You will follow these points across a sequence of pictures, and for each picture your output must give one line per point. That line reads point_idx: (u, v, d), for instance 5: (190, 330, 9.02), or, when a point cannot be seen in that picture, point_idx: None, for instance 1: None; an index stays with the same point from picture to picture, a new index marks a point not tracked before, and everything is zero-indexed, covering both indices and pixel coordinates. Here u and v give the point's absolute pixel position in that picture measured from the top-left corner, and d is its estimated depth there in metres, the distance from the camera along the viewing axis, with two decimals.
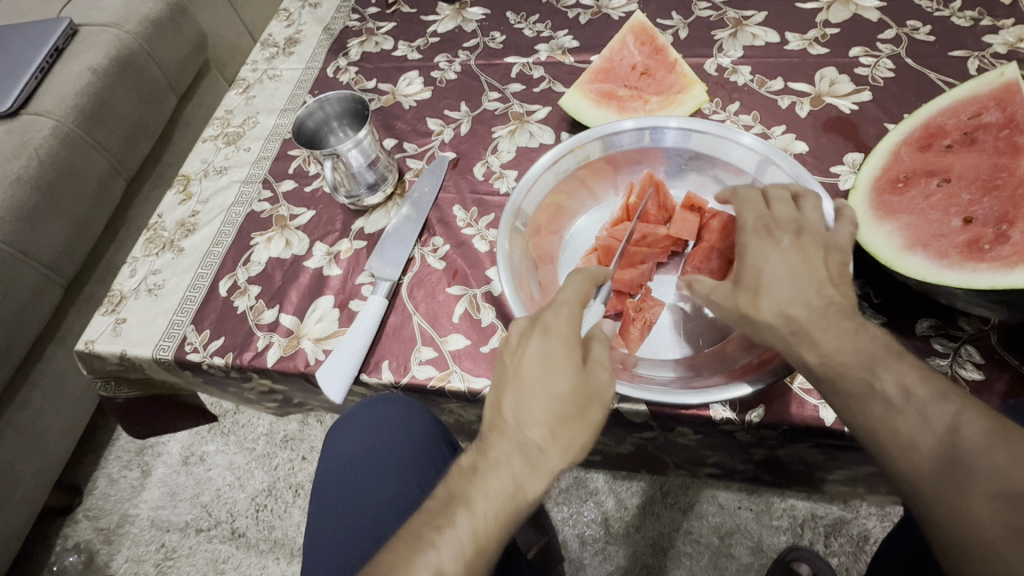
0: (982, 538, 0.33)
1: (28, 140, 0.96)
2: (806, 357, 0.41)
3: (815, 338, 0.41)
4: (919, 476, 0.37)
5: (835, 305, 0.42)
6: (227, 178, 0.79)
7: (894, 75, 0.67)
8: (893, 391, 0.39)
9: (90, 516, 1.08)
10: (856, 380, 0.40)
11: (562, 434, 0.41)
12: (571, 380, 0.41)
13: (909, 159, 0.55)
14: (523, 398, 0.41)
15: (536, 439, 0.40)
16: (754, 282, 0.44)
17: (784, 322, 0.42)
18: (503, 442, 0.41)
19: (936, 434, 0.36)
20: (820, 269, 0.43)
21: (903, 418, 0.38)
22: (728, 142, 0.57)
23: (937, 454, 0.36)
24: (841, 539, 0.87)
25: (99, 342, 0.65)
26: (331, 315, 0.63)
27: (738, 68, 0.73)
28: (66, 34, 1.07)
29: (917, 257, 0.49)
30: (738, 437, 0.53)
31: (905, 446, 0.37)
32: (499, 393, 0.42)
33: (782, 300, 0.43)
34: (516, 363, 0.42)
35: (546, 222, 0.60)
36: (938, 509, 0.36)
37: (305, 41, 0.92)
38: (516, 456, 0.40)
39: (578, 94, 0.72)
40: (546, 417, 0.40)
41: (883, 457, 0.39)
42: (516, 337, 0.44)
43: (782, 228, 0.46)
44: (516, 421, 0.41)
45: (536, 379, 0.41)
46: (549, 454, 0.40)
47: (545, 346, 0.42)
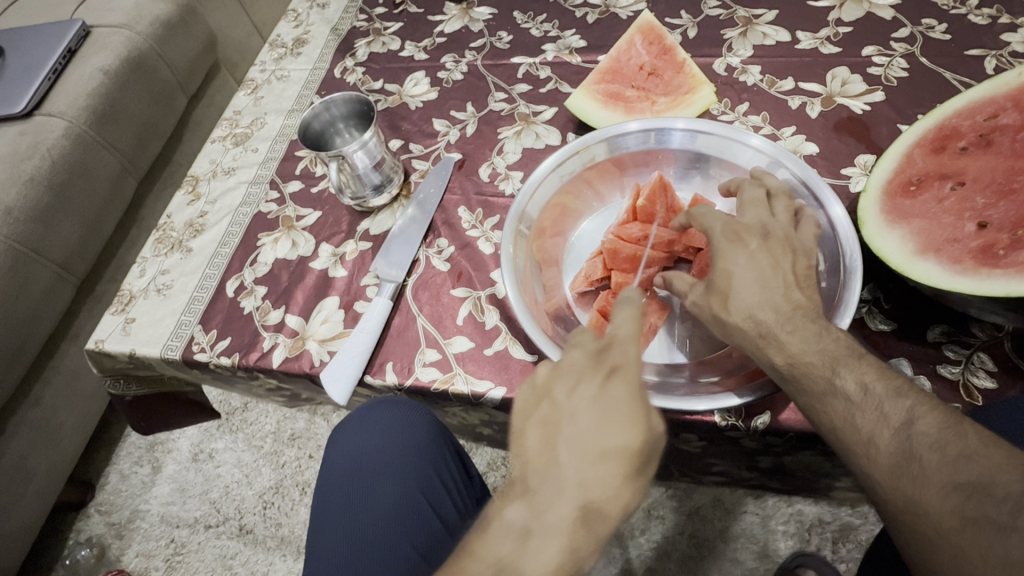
0: (937, 526, 0.34)
1: (41, 140, 0.97)
2: (774, 359, 0.42)
3: (781, 339, 0.42)
4: (878, 470, 0.38)
5: (801, 308, 0.42)
6: (235, 179, 0.79)
7: (908, 75, 0.66)
8: (852, 388, 0.39)
9: (102, 511, 1.10)
10: (817, 379, 0.40)
11: (624, 494, 0.37)
12: (639, 433, 0.38)
13: (923, 160, 0.53)
14: (582, 447, 0.38)
15: (594, 498, 0.37)
16: (724, 286, 0.44)
17: (752, 325, 0.43)
18: (560, 497, 0.37)
19: (892, 428, 0.37)
20: (786, 273, 0.44)
21: (862, 414, 0.39)
22: (736, 144, 0.56)
23: (893, 448, 0.37)
24: (848, 545, 0.86)
25: (109, 341, 0.66)
26: (336, 316, 0.63)
27: (747, 68, 0.72)
28: (78, 35, 1.08)
29: (930, 262, 0.48)
30: (743, 443, 0.52)
31: (863, 441, 0.38)
32: (553, 439, 0.40)
33: (750, 304, 0.43)
34: (574, 405, 0.40)
35: (551, 224, 0.59)
36: (896, 500, 0.37)
37: (313, 41, 0.92)
38: (576, 518, 0.37)
39: (585, 94, 0.71)
40: (611, 474, 0.37)
41: (846, 452, 0.40)
42: (572, 377, 0.42)
43: (750, 231, 0.45)
44: (575, 473, 0.38)
45: (600, 428, 0.38)
46: (610, 516, 0.37)
47: (612, 391, 0.39)
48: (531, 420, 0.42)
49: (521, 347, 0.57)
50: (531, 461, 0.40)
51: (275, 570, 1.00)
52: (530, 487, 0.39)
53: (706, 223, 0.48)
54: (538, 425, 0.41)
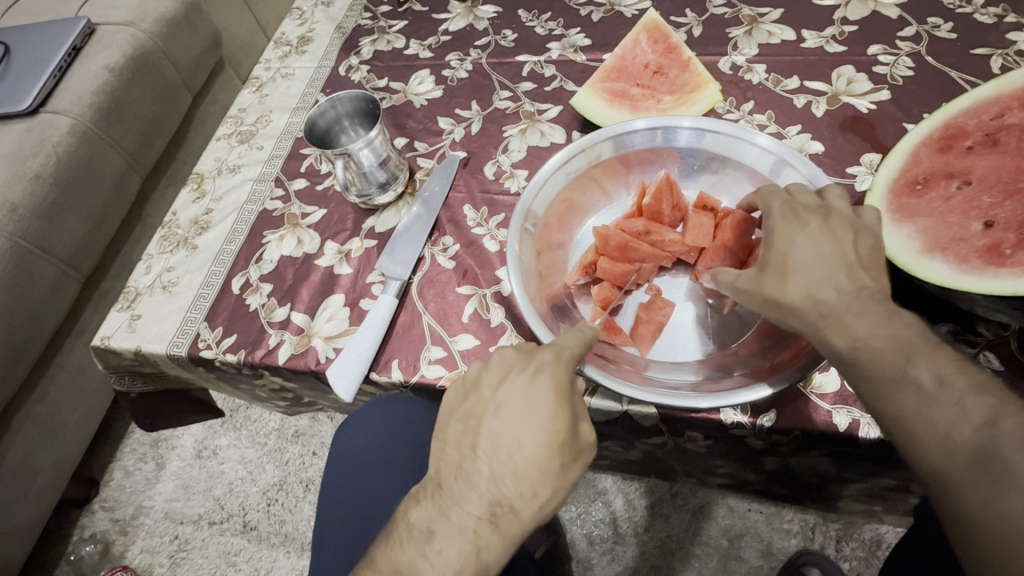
0: (1014, 527, 0.33)
1: (47, 138, 0.97)
2: (835, 342, 0.41)
3: (846, 322, 0.41)
4: (952, 465, 0.37)
5: (865, 289, 0.41)
6: (240, 176, 0.79)
7: (914, 74, 0.66)
8: (927, 379, 0.39)
9: (106, 507, 1.10)
10: (888, 367, 0.40)
11: (538, 492, 0.38)
12: (558, 434, 0.39)
13: (929, 160, 0.53)
14: (502, 446, 0.39)
15: (509, 495, 0.38)
16: (781, 264, 0.43)
17: (813, 304, 0.42)
18: (472, 494, 0.39)
19: (974, 424, 0.36)
20: (848, 252, 0.42)
21: (939, 408, 0.38)
22: (742, 143, 0.56)
23: (973, 444, 0.36)
24: (853, 543, 0.86)
25: (115, 338, 0.66)
26: (342, 313, 0.63)
27: (753, 67, 0.72)
28: (83, 33, 1.08)
29: (936, 261, 0.48)
30: (748, 441, 0.52)
31: (940, 435, 0.37)
32: (475, 434, 0.40)
33: (812, 282, 0.42)
34: (499, 401, 0.40)
35: (556, 223, 0.59)
36: (972, 497, 0.36)
37: (318, 39, 0.92)
38: (484, 515, 0.39)
39: (590, 93, 0.71)
40: (524, 471, 0.38)
41: (916, 446, 0.39)
42: (499, 373, 0.42)
43: (808, 211, 0.45)
44: (491, 469, 0.39)
45: (519, 425, 0.39)
46: (520, 515, 0.38)
47: (535, 390, 0.40)
48: (456, 414, 0.42)
49: (526, 344, 0.57)
50: (452, 456, 0.41)
51: (280, 566, 1.00)
52: (444, 482, 0.40)
53: (767, 203, 0.48)
54: (461, 419, 0.41)
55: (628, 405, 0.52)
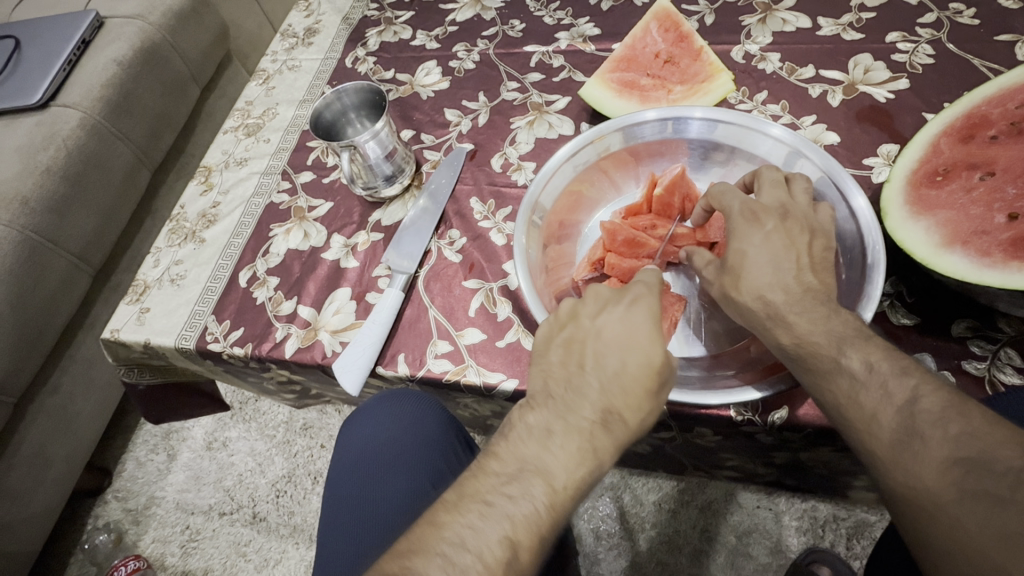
0: (935, 497, 0.33)
1: (56, 131, 0.98)
2: (780, 339, 0.41)
3: (789, 322, 0.41)
4: (879, 446, 0.36)
5: (812, 292, 0.41)
6: (247, 169, 0.79)
7: (934, 62, 0.64)
8: (858, 366, 0.38)
9: (119, 497, 1.12)
10: (823, 358, 0.39)
11: (643, 404, 0.40)
12: (660, 351, 0.40)
13: (950, 150, 0.52)
14: (608, 361, 0.40)
15: (618, 406, 0.40)
16: (737, 266, 0.44)
17: (761, 306, 0.42)
18: (581, 404, 0.40)
19: (896, 406, 0.36)
20: (802, 252, 0.43)
21: (867, 392, 0.37)
22: (756, 134, 0.54)
23: (896, 424, 0.36)
24: (864, 542, 0.85)
25: (124, 330, 0.66)
26: (348, 307, 0.63)
27: (766, 56, 0.70)
28: (92, 26, 1.08)
29: (956, 255, 0.47)
30: (758, 438, 0.51)
31: (866, 418, 0.37)
32: (580, 354, 0.42)
33: (761, 284, 0.42)
34: (599, 327, 0.42)
35: (563, 216, 0.59)
36: (893, 475, 0.35)
37: (325, 31, 0.91)
38: (591, 424, 0.39)
39: (599, 83, 0.70)
40: (630, 387, 0.40)
41: (847, 428, 0.38)
42: (596, 301, 0.44)
43: (768, 211, 0.44)
44: (600, 383, 0.40)
45: (623, 347, 0.40)
46: (621, 425, 0.40)
47: (634, 313, 0.41)
48: (556, 341, 0.44)
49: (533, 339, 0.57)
50: (558, 374, 0.42)
51: (288, 557, 1.01)
52: (552, 395, 0.41)
53: (723, 203, 0.47)
54: (563, 345, 0.43)
55: None
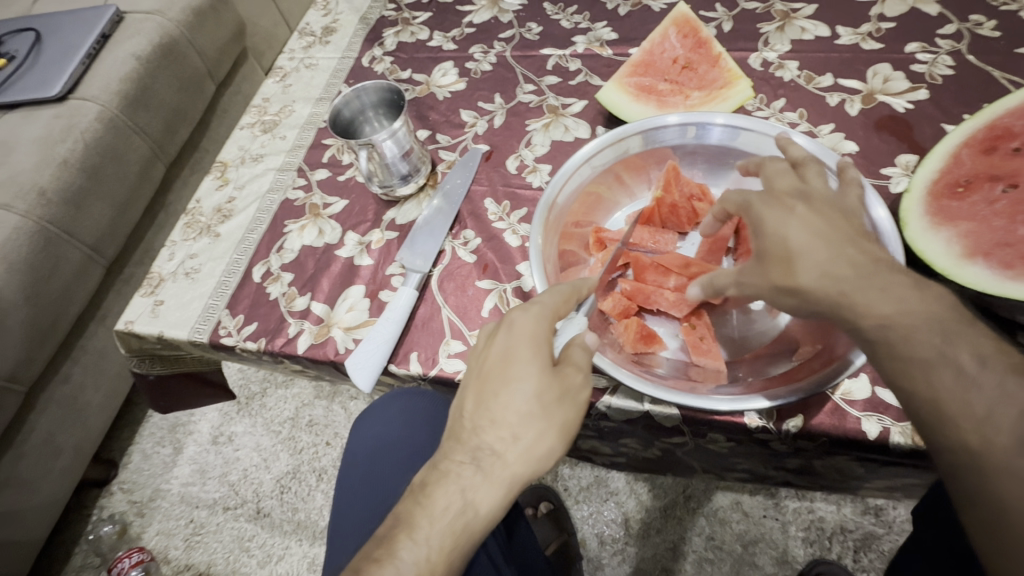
0: None
1: (75, 123, 0.99)
2: (861, 322, 0.39)
3: (867, 300, 0.38)
4: (993, 454, 0.33)
5: (878, 260, 0.40)
6: (263, 166, 0.80)
7: (954, 73, 0.64)
8: (967, 359, 0.35)
9: (125, 489, 1.12)
10: (925, 346, 0.36)
11: (520, 436, 0.41)
12: (534, 379, 0.41)
13: (972, 161, 0.51)
14: (488, 400, 0.42)
15: (492, 443, 0.41)
16: (783, 249, 0.42)
17: (832, 284, 0.40)
18: (459, 447, 0.42)
19: (1016, 407, 0.32)
20: (845, 227, 0.41)
21: (979, 390, 0.34)
22: (777, 142, 0.54)
23: (1018, 430, 0.32)
24: (871, 554, 0.84)
25: (138, 322, 0.67)
26: (362, 304, 0.63)
27: (784, 63, 0.70)
28: (112, 21, 1.09)
29: (978, 267, 0.46)
30: (772, 446, 0.51)
31: (980, 419, 0.33)
32: (467, 395, 0.43)
33: (820, 261, 0.40)
34: (483, 362, 0.44)
35: (580, 215, 0.59)
36: (1013, 487, 0.32)
37: (342, 30, 0.92)
38: (469, 462, 0.41)
39: (617, 87, 0.70)
40: (509, 418, 0.41)
41: (949, 431, 0.35)
42: (484, 338, 0.45)
43: (791, 196, 0.44)
44: (483, 421, 0.42)
45: (500, 383, 0.42)
46: (505, 457, 0.41)
47: (507, 345, 0.43)
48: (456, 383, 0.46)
49: None
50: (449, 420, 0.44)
51: (292, 554, 1.01)
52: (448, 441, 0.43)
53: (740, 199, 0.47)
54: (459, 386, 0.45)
55: (650, 405, 0.51)
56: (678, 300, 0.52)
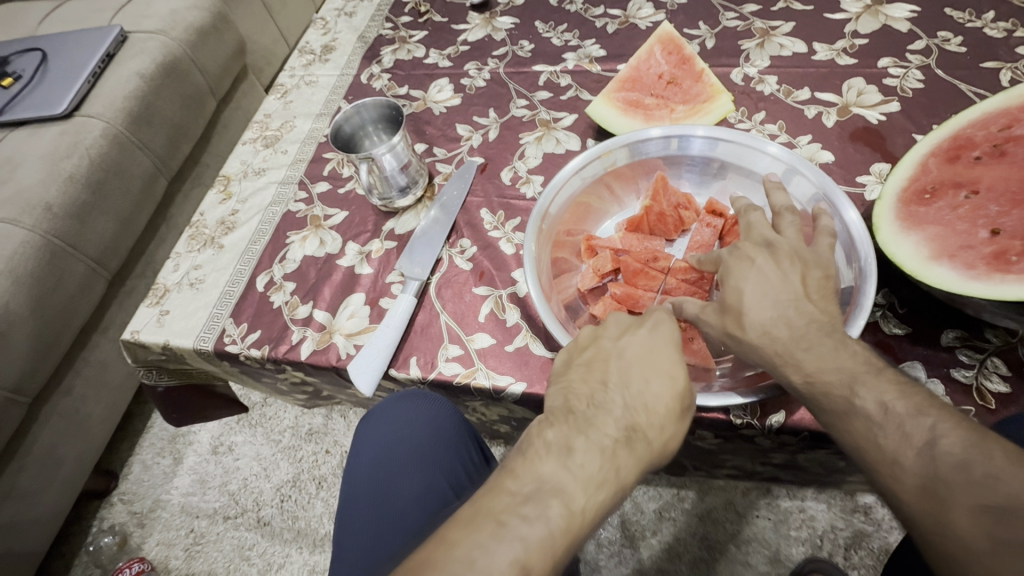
0: (969, 550, 0.33)
1: (80, 140, 1.02)
2: (792, 377, 0.43)
3: (798, 359, 0.42)
4: (903, 490, 0.37)
5: (815, 322, 0.43)
6: (265, 179, 0.82)
7: (924, 86, 0.68)
8: (872, 407, 0.39)
9: (125, 500, 1.13)
10: (837, 398, 0.40)
11: (666, 427, 0.41)
12: (679, 380, 0.43)
13: (937, 170, 0.55)
14: (632, 379, 0.42)
15: (642, 424, 0.40)
16: (736, 302, 0.46)
17: (768, 341, 0.44)
18: (610, 417, 0.40)
19: (916, 449, 0.37)
20: (795, 285, 0.45)
21: (883, 433, 0.38)
22: (755, 152, 0.57)
23: (918, 468, 0.36)
24: (861, 552, 0.86)
25: (144, 332, 0.69)
26: (362, 312, 0.66)
27: (764, 78, 0.73)
28: (116, 41, 1.12)
29: (944, 268, 0.49)
30: (757, 441, 0.53)
31: (887, 461, 0.37)
32: (604, 369, 0.44)
33: (764, 320, 0.44)
34: (620, 350, 0.45)
35: (572, 223, 0.62)
36: (925, 521, 0.36)
37: (341, 48, 0.95)
38: (622, 438, 0.39)
39: (605, 102, 0.73)
40: (658, 406, 0.41)
41: (871, 471, 0.39)
42: (618, 327, 0.47)
43: (756, 249, 0.48)
44: (625, 400, 0.41)
45: (645, 369, 0.43)
46: (652, 441, 0.40)
47: (653, 341, 0.45)
48: (578, 361, 0.46)
49: (541, 343, 0.59)
50: (581, 391, 0.42)
51: (292, 562, 1.02)
52: (576, 411, 0.40)
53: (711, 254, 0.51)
54: (584, 364, 0.45)
55: None
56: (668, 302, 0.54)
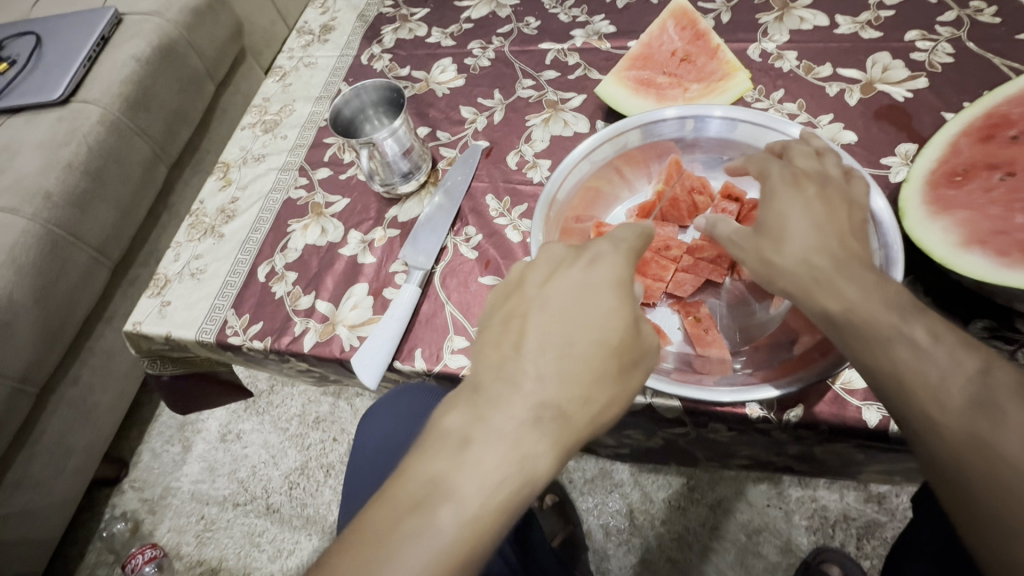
0: (1012, 479, 0.31)
1: (78, 127, 1.00)
2: (827, 305, 0.38)
3: (839, 287, 0.38)
4: (947, 418, 0.33)
5: (858, 257, 0.40)
6: (265, 165, 0.80)
7: (954, 61, 0.64)
8: (922, 334, 0.34)
9: (136, 487, 1.14)
10: (881, 324, 0.36)
11: (598, 393, 0.36)
12: (617, 332, 0.37)
13: (969, 150, 0.52)
14: (553, 337, 0.36)
15: (563, 396, 0.35)
16: (778, 229, 0.42)
17: (807, 270, 0.40)
18: (519, 393, 0.34)
19: (966, 376, 0.33)
20: (842, 221, 0.42)
21: (932, 361, 0.34)
22: (775, 134, 0.54)
23: (968, 396, 0.32)
24: (874, 542, 0.85)
25: (146, 323, 0.68)
26: (366, 302, 0.64)
27: (783, 54, 0.70)
28: (111, 23, 1.09)
29: (975, 255, 0.47)
30: (773, 435, 0.52)
31: (935, 389, 0.33)
32: (522, 325, 0.37)
33: (807, 247, 0.40)
34: (545, 298, 0.38)
35: (581, 208, 0.59)
36: (962, 450, 0.32)
37: (340, 28, 0.92)
38: (539, 414, 0.34)
39: (615, 81, 0.70)
40: (583, 368, 0.35)
41: (905, 398, 0.35)
42: (549, 270, 0.40)
43: (807, 178, 0.44)
44: (538, 370, 0.35)
45: (575, 321, 0.37)
46: (577, 414, 0.35)
47: (586, 287, 0.38)
48: (496, 315, 0.39)
49: None
50: (490, 355, 0.36)
51: (302, 548, 1.03)
52: (487, 382, 0.35)
53: (763, 168, 0.47)
54: (498, 319, 0.38)
55: (653, 397, 0.52)
56: (682, 281, 0.54)
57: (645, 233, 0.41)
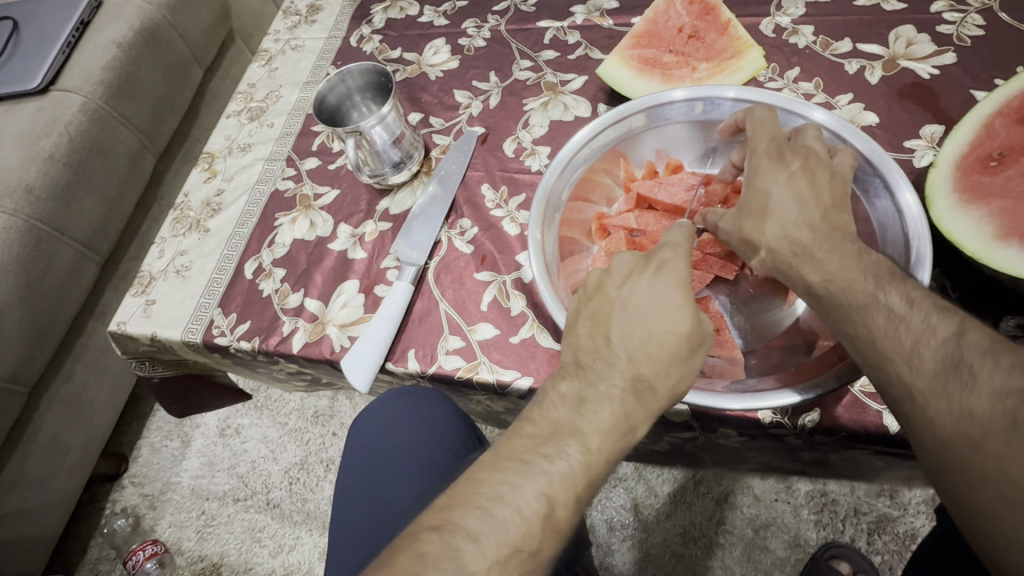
0: (977, 426, 0.32)
1: (58, 117, 0.96)
2: (808, 277, 0.40)
3: (818, 258, 0.40)
4: (920, 379, 0.34)
5: (839, 230, 0.40)
6: (251, 155, 0.76)
7: (985, 33, 0.59)
8: (897, 302, 0.36)
9: (136, 482, 1.13)
10: (858, 293, 0.38)
11: (672, 373, 0.38)
12: (686, 325, 0.38)
13: (1006, 132, 0.47)
14: (634, 331, 0.38)
15: (648, 375, 0.38)
16: (760, 206, 0.43)
17: (788, 245, 0.41)
18: (614, 372, 0.38)
19: (940, 339, 0.34)
20: (824, 195, 0.41)
21: (906, 326, 0.35)
22: (795, 116, 0.50)
23: (939, 355, 0.34)
24: (885, 537, 0.83)
25: (130, 323, 0.65)
26: (357, 300, 0.61)
27: (799, 29, 0.65)
28: (90, 7, 1.05)
29: (1011, 249, 0.43)
30: (786, 441, 0.49)
31: (906, 352, 0.35)
32: (606, 323, 0.40)
33: (786, 224, 0.41)
34: (625, 297, 0.40)
35: (581, 201, 0.56)
36: (937, 405, 0.34)
37: (328, 8, 0.87)
38: (627, 389, 0.37)
39: (618, 61, 0.65)
40: (659, 355, 0.38)
41: (881, 365, 0.36)
42: (621, 270, 0.41)
43: (794, 151, 0.43)
44: (627, 353, 0.38)
45: (648, 317, 0.38)
46: (658, 389, 0.38)
47: (659, 286, 0.39)
48: (582, 315, 0.42)
49: (548, 334, 0.54)
50: (584, 346, 0.40)
51: (303, 543, 1.02)
52: (582, 365, 0.39)
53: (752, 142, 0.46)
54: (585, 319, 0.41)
55: None
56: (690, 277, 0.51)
57: (692, 234, 0.42)
